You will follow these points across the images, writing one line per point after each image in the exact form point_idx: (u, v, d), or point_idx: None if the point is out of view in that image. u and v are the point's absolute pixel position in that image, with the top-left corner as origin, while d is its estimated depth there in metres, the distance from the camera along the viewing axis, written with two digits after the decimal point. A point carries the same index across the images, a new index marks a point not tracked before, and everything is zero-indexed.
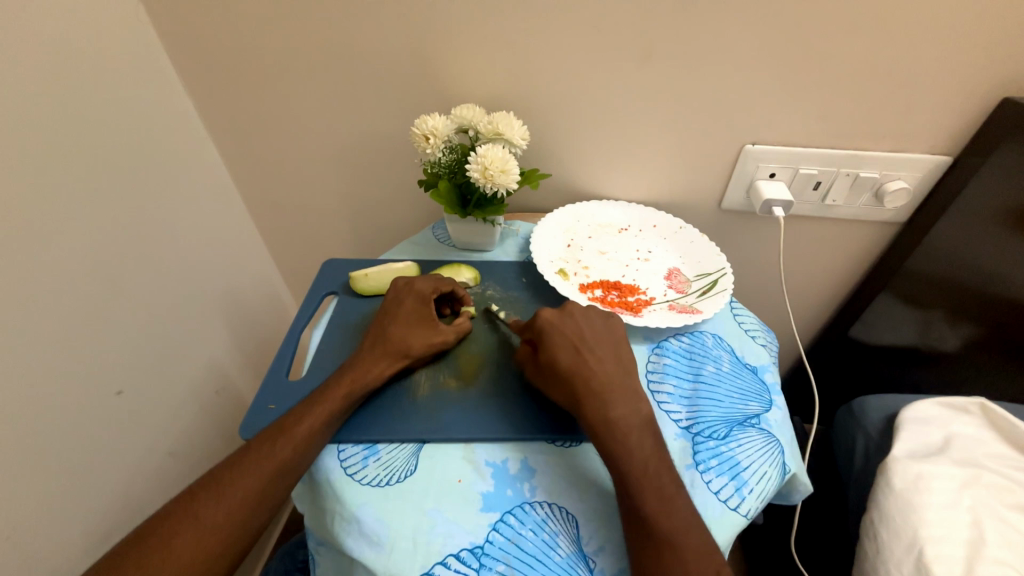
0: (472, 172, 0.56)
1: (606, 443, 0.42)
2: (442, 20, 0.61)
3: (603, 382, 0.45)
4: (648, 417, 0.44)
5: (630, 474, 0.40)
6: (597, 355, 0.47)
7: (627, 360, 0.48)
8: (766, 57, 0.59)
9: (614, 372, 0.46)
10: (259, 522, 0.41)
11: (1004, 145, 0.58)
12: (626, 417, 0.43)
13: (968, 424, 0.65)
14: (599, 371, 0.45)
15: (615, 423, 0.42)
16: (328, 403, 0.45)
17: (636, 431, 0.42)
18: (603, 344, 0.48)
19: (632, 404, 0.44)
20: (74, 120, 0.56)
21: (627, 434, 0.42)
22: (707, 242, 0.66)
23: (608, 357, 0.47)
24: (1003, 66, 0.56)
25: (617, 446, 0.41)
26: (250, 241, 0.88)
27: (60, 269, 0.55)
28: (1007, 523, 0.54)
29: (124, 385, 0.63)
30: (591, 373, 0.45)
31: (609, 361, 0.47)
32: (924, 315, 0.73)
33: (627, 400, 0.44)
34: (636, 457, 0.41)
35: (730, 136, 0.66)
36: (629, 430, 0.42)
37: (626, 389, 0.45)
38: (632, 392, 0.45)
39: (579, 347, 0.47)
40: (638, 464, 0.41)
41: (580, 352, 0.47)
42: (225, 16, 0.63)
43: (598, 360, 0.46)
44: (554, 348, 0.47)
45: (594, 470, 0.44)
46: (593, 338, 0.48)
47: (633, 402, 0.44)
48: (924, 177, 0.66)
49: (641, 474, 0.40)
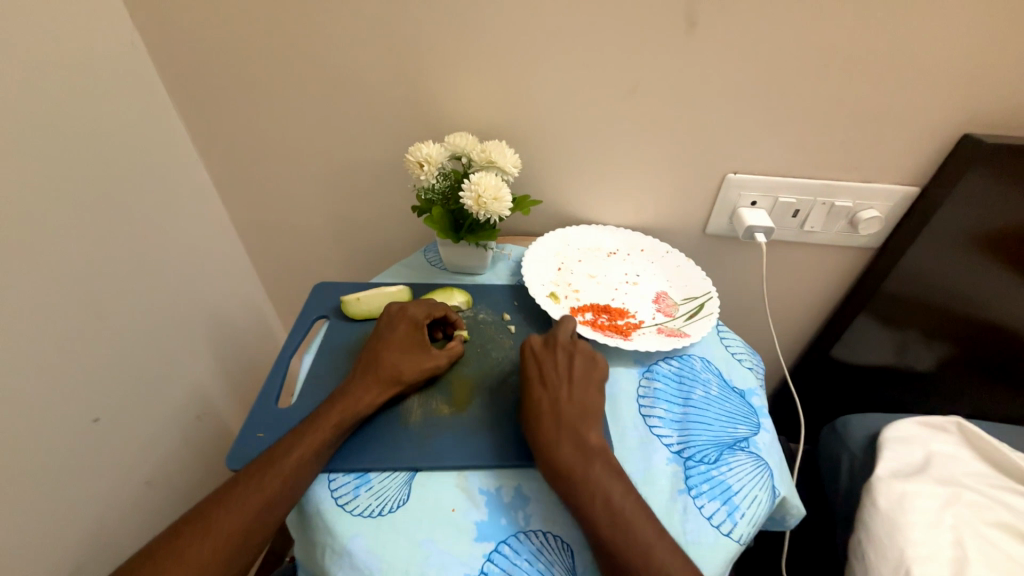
0: (465, 200, 0.57)
1: (600, 469, 0.42)
2: (437, 53, 0.64)
3: (552, 421, 0.45)
4: (597, 450, 0.43)
5: (589, 510, 0.40)
6: (551, 393, 0.47)
7: (589, 398, 0.47)
8: (745, 92, 0.62)
9: (568, 410, 0.46)
10: (246, 559, 0.39)
11: (967, 175, 0.61)
12: None
13: (946, 442, 0.67)
14: (548, 410, 0.46)
15: (559, 461, 0.42)
16: (319, 432, 0.44)
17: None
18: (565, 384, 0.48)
19: None
20: (62, 143, 0.56)
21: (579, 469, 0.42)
22: (693, 267, 0.68)
23: (565, 397, 0.47)
24: (961, 105, 0.60)
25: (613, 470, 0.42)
26: (238, 263, 0.87)
27: (41, 292, 0.53)
28: (989, 542, 0.55)
29: (102, 413, 0.61)
30: (541, 413, 0.45)
31: (563, 400, 0.46)
32: (901, 334, 0.77)
33: (575, 436, 0.44)
34: (582, 495, 0.40)
35: (713, 166, 0.69)
36: (579, 466, 0.42)
37: (577, 426, 0.45)
38: (584, 425, 0.45)
39: (534, 387, 0.48)
40: (585, 501, 0.40)
41: (533, 393, 0.47)
42: (223, 43, 0.65)
43: (552, 399, 0.46)
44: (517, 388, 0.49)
45: None
46: (554, 377, 0.48)
47: None
48: (895, 206, 0.69)
49: (591, 508, 0.40)
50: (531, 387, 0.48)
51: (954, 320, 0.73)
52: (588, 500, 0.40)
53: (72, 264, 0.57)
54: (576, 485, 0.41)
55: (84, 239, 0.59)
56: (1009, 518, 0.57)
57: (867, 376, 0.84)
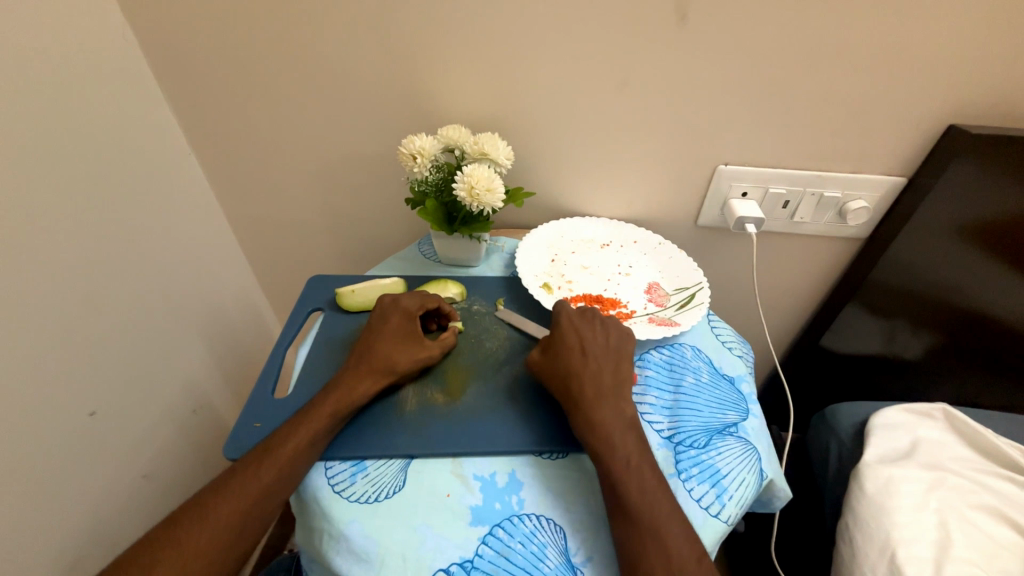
0: (458, 191, 0.57)
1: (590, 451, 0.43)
2: (429, 46, 0.64)
3: (595, 390, 0.46)
4: (633, 420, 0.45)
5: None
6: (594, 363, 0.48)
7: (624, 371, 0.49)
8: (734, 85, 0.63)
9: (608, 381, 0.47)
10: (245, 546, 0.40)
11: (953, 164, 0.62)
12: (611, 421, 0.44)
13: (932, 428, 0.68)
14: (590, 380, 0.47)
15: (600, 425, 0.44)
16: (315, 422, 0.45)
17: (621, 431, 0.44)
18: (602, 356, 0.49)
19: (620, 408, 0.45)
20: (54, 136, 0.55)
21: (615, 433, 0.43)
22: (685, 257, 0.69)
23: (605, 368, 0.48)
24: (946, 97, 0.61)
25: (602, 451, 0.43)
26: (232, 257, 0.87)
27: (34, 287, 0.53)
28: (971, 522, 0.57)
29: (98, 406, 0.61)
30: (584, 380, 0.46)
31: (603, 371, 0.48)
32: (889, 323, 0.78)
33: (615, 405, 0.45)
34: (618, 457, 0.42)
35: (704, 157, 0.70)
36: (615, 432, 0.43)
37: (615, 396, 0.46)
38: (620, 395, 0.46)
39: (577, 356, 0.48)
40: (620, 462, 0.42)
41: (576, 360, 0.48)
42: (213, 37, 0.64)
43: (594, 369, 0.48)
44: (557, 353, 0.49)
45: (580, 480, 0.45)
46: (595, 349, 0.49)
47: (619, 404, 0.45)
48: (882, 197, 0.70)
49: (625, 470, 0.41)
50: (573, 355, 0.49)
51: (941, 309, 0.74)
52: (622, 462, 0.42)
53: (65, 259, 0.57)
54: (614, 447, 0.43)
55: (76, 233, 0.58)
56: (992, 501, 0.58)
57: (857, 366, 0.85)
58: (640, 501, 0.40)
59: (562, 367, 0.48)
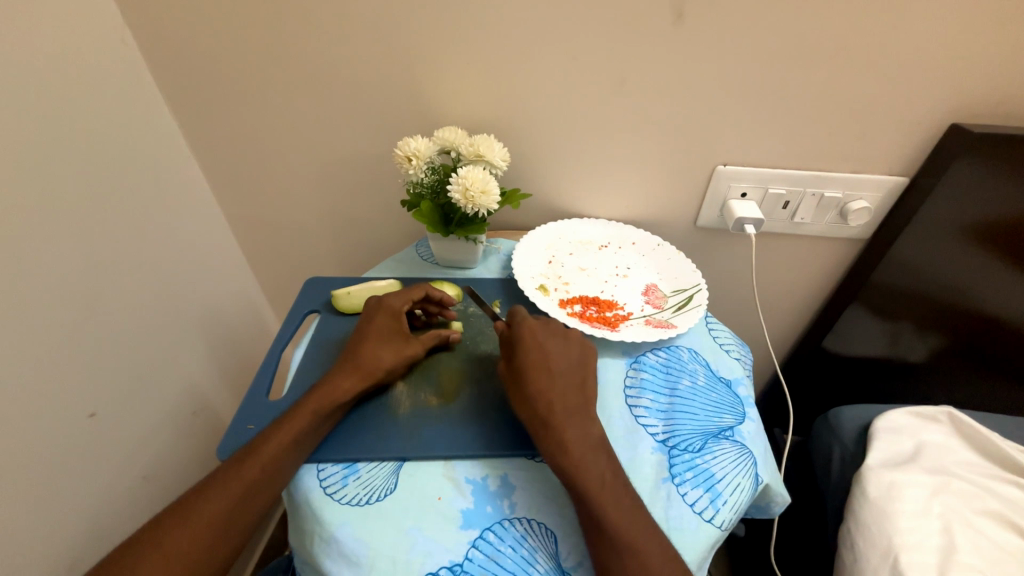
0: (453, 193, 0.57)
1: (574, 464, 0.42)
2: (425, 48, 0.64)
3: (562, 408, 0.45)
4: (601, 439, 0.44)
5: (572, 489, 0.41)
6: (561, 381, 0.47)
7: (589, 387, 0.48)
8: (733, 84, 0.62)
9: (576, 399, 0.46)
10: (230, 547, 0.40)
11: (956, 164, 0.61)
12: (579, 439, 0.43)
13: (937, 431, 0.67)
14: (558, 399, 0.45)
15: (570, 446, 0.43)
16: (297, 421, 0.45)
17: (593, 448, 0.43)
18: (567, 372, 0.48)
19: (585, 426, 0.44)
20: (55, 140, 0.56)
21: (585, 455, 0.42)
22: (683, 259, 0.68)
23: (572, 386, 0.47)
24: (949, 95, 0.60)
25: (580, 464, 0.42)
26: (232, 258, 0.88)
27: (34, 288, 0.54)
28: (975, 528, 0.55)
29: (98, 408, 0.62)
30: (552, 400, 0.45)
31: (569, 389, 0.47)
32: (892, 325, 0.77)
33: (582, 424, 0.44)
34: (591, 479, 0.41)
35: (702, 158, 0.70)
36: (585, 453, 0.42)
37: (582, 414, 0.45)
38: (586, 412, 0.46)
39: (544, 375, 0.47)
40: (594, 484, 0.41)
41: (543, 380, 0.46)
42: (212, 40, 0.65)
43: (561, 387, 0.46)
44: (523, 374, 0.47)
45: None
46: (561, 365, 0.48)
47: (585, 422, 0.45)
48: (884, 197, 0.69)
49: (598, 491, 0.40)
50: (539, 374, 0.47)
51: (945, 311, 0.73)
52: (595, 483, 0.41)
53: (66, 260, 0.58)
54: (585, 470, 0.41)
55: (77, 235, 0.59)
56: (997, 507, 0.57)
57: (861, 368, 0.84)
58: (624, 510, 0.40)
59: (529, 388, 0.46)
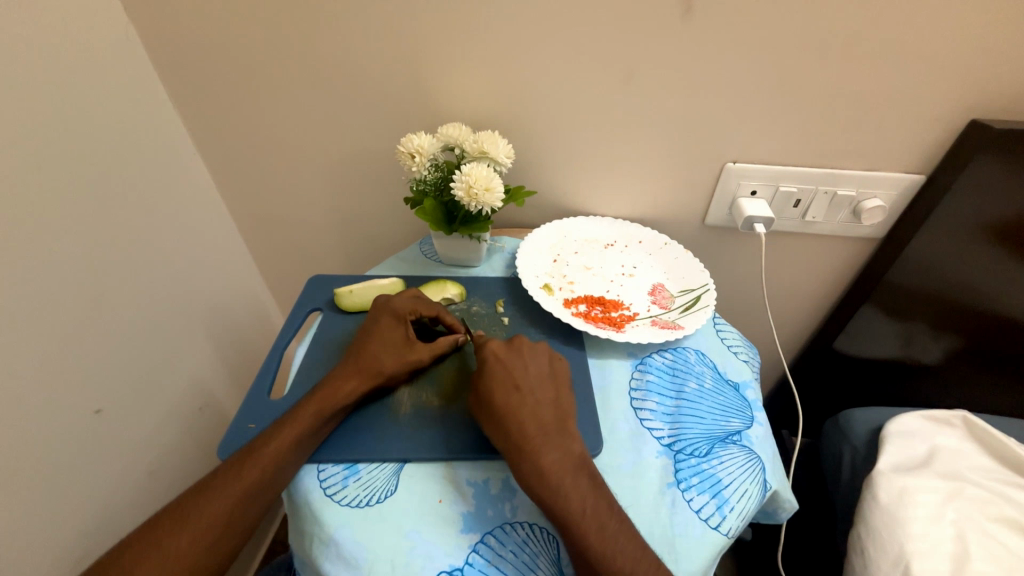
0: (456, 191, 0.56)
1: (561, 481, 0.41)
2: (429, 42, 0.63)
3: (536, 428, 0.44)
4: (581, 457, 0.43)
5: (562, 507, 0.40)
6: (533, 399, 0.46)
7: (564, 404, 0.47)
8: (745, 77, 0.61)
9: (548, 416, 0.45)
10: (228, 547, 0.40)
11: (974, 161, 0.59)
12: (559, 460, 0.42)
13: (951, 436, 0.65)
14: (531, 418, 0.44)
15: (547, 471, 0.41)
16: (298, 422, 0.45)
17: (574, 468, 0.42)
18: (539, 390, 0.47)
19: (566, 445, 0.43)
20: (60, 136, 0.56)
21: (564, 477, 0.41)
22: (690, 258, 0.67)
23: (544, 402, 0.46)
24: (970, 89, 0.58)
25: (566, 481, 0.41)
26: (237, 254, 0.88)
27: (38, 284, 0.54)
28: (990, 536, 0.54)
29: (104, 404, 0.62)
30: (524, 420, 0.44)
31: (541, 406, 0.46)
32: (906, 327, 0.75)
33: (560, 443, 0.43)
34: (572, 506, 0.40)
35: (711, 155, 0.68)
36: (564, 477, 0.41)
37: (558, 433, 0.44)
38: (563, 430, 0.44)
39: (513, 393, 0.45)
40: (575, 511, 0.40)
41: (513, 400, 0.45)
42: (215, 35, 0.64)
43: (533, 405, 0.45)
44: (491, 395, 0.45)
45: None
46: (529, 382, 0.47)
47: (565, 441, 0.44)
48: (899, 195, 0.67)
49: (579, 520, 0.39)
50: (509, 393, 0.45)
51: (962, 313, 0.71)
52: (576, 509, 0.40)
53: (73, 257, 0.58)
54: (564, 497, 0.40)
55: (81, 232, 0.59)
56: (1013, 513, 0.56)
57: (873, 371, 0.82)
58: (615, 524, 0.40)
59: (499, 409, 0.45)
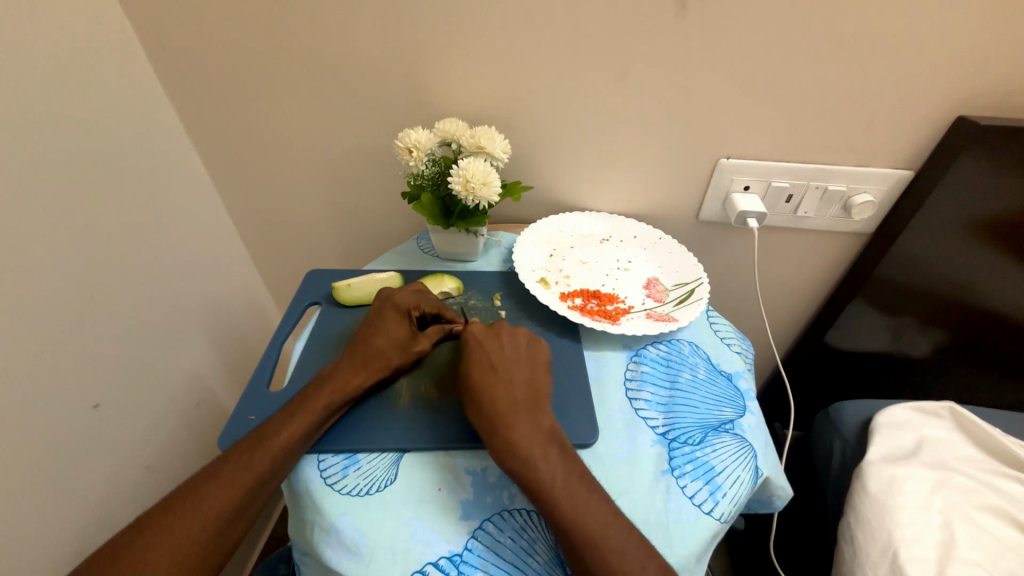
0: (454, 185, 0.57)
1: (531, 455, 0.42)
2: (426, 39, 0.63)
3: (508, 402, 0.45)
4: (552, 431, 0.44)
5: (534, 480, 0.41)
6: (505, 375, 0.47)
7: (538, 382, 0.48)
8: (739, 74, 0.62)
9: (521, 392, 0.46)
10: (235, 532, 0.41)
11: (961, 157, 0.61)
12: (530, 435, 0.43)
13: (938, 427, 0.67)
14: (503, 394, 0.45)
15: (519, 444, 0.42)
16: (307, 412, 0.45)
17: (545, 442, 0.43)
18: (513, 368, 0.48)
19: (537, 420, 0.44)
20: (56, 131, 0.56)
21: (534, 451, 0.42)
22: (684, 253, 0.68)
23: (517, 380, 0.47)
24: (956, 87, 0.59)
25: (535, 457, 0.42)
26: (234, 250, 0.88)
27: (36, 280, 0.54)
28: (976, 523, 0.55)
29: (101, 399, 0.62)
30: (497, 395, 0.45)
31: (515, 383, 0.47)
32: (896, 321, 0.76)
33: (532, 417, 0.44)
34: (543, 476, 0.41)
35: (704, 151, 0.69)
36: (535, 450, 0.42)
37: (530, 409, 0.45)
38: (535, 407, 0.45)
39: (489, 371, 0.47)
40: (546, 481, 0.40)
41: (489, 378, 0.46)
42: (211, 30, 0.64)
43: (506, 381, 0.46)
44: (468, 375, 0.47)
45: None
46: (505, 361, 0.48)
47: (537, 416, 0.45)
48: (888, 190, 0.69)
49: (551, 490, 0.40)
50: (483, 372, 0.47)
51: (949, 307, 0.72)
52: (548, 478, 0.40)
53: (69, 252, 0.58)
54: (536, 468, 0.41)
55: (77, 227, 0.59)
56: (999, 502, 0.57)
57: (864, 364, 0.84)
58: (585, 497, 0.40)
59: (473, 387, 0.46)
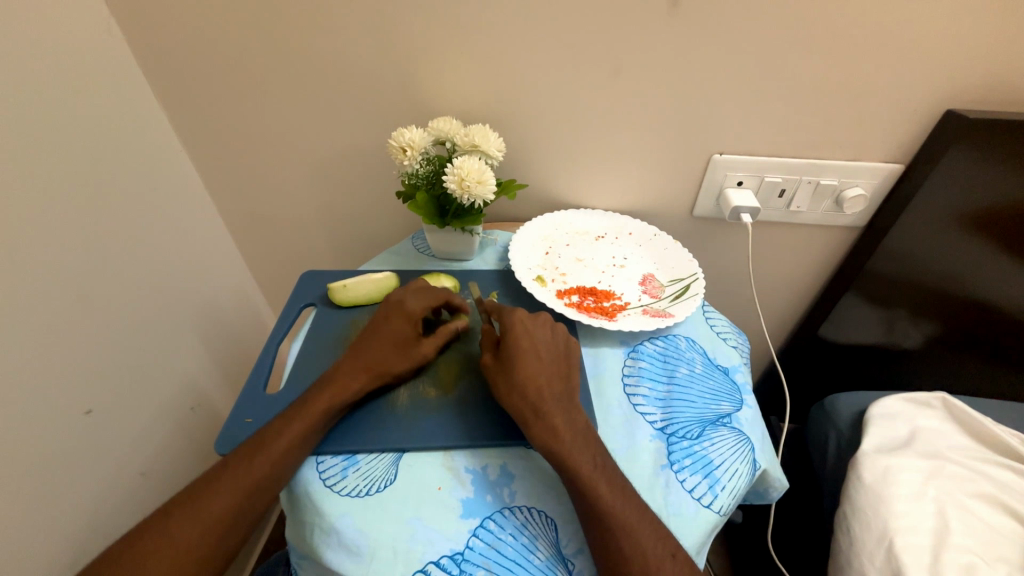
0: (449, 183, 0.57)
1: (566, 447, 0.42)
2: (418, 38, 0.63)
3: (550, 393, 0.46)
4: (585, 425, 0.45)
5: (575, 471, 0.41)
6: (547, 367, 0.47)
7: (573, 377, 0.49)
8: (732, 68, 0.62)
9: (559, 385, 0.47)
10: (235, 540, 0.41)
11: (951, 150, 0.61)
12: (566, 426, 0.44)
13: (932, 417, 0.68)
14: (545, 383, 0.46)
15: (560, 435, 0.43)
16: (306, 415, 0.45)
17: (579, 435, 0.44)
18: (552, 360, 0.49)
19: (572, 413, 0.45)
20: (44, 135, 0.55)
21: (574, 444, 0.43)
22: (680, 248, 0.68)
23: (556, 373, 0.48)
24: (945, 81, 0.60)
25: (570, 451, 0.42)
26: (227, 253, 0.87)
27: (25, 286, 0.53)
28: (970, 512, 0.56)
29: (94, 405, 0.62)
30: (541, 386, 0.46)
31: (554, 375, 0.47)
32: (888, 314, 0.77)
33: (567, 410, 0.45)
34: (582, 467, 0.41)
35: (697, 148, 0.69)
36: (573, 442, 0.43)
37: (565, 401, 0.46)
38: (570, 401, 0.46)
39: (532, 361, 0.47)
40: (586, 473, 0.41)
41: (532, 367, 0.47)
42: (201, 31, 0.63)
43: (547, 373, 0.47)
44: (512, 362, 0.47)
45: (546, 470, 0.46)
46: (547, 353, 0.49)
47: (571, 409, 0.46)
48: (879, 184, 0.69)
49: (589, 480, 0.41)
50: (529, 360, 0.47)
51: (940, 298, 0.73)
52: (588, 471, 0.41)
53: (59, 258, 0.57)
54: (575, 459, 0.42)
55: (67, 232, 0.58)
56: (991, 490, 0.58)
57: (857, 356, 0.84)
58: (614, 494, 0.41)
59: (517, 376, 0.46)
